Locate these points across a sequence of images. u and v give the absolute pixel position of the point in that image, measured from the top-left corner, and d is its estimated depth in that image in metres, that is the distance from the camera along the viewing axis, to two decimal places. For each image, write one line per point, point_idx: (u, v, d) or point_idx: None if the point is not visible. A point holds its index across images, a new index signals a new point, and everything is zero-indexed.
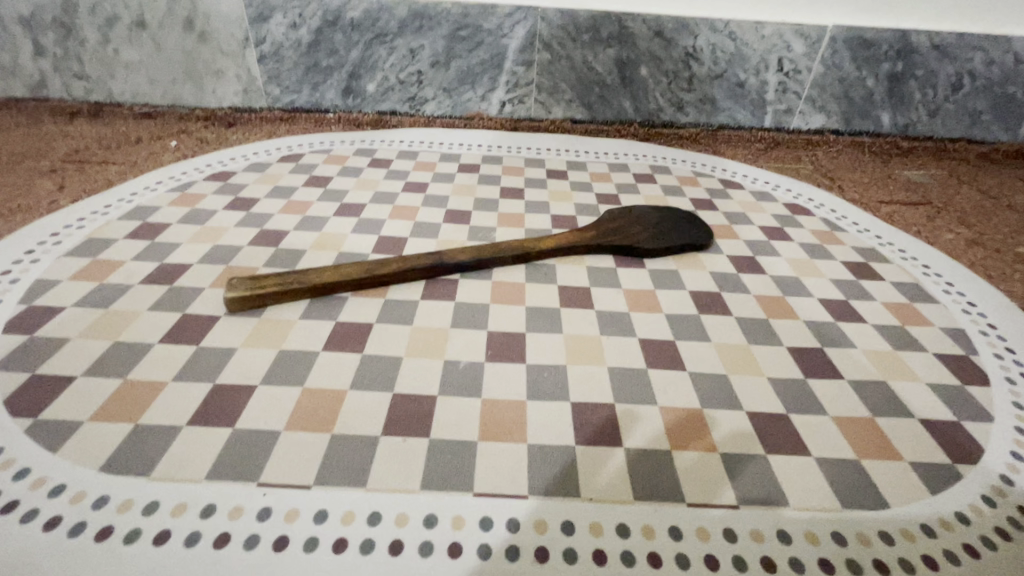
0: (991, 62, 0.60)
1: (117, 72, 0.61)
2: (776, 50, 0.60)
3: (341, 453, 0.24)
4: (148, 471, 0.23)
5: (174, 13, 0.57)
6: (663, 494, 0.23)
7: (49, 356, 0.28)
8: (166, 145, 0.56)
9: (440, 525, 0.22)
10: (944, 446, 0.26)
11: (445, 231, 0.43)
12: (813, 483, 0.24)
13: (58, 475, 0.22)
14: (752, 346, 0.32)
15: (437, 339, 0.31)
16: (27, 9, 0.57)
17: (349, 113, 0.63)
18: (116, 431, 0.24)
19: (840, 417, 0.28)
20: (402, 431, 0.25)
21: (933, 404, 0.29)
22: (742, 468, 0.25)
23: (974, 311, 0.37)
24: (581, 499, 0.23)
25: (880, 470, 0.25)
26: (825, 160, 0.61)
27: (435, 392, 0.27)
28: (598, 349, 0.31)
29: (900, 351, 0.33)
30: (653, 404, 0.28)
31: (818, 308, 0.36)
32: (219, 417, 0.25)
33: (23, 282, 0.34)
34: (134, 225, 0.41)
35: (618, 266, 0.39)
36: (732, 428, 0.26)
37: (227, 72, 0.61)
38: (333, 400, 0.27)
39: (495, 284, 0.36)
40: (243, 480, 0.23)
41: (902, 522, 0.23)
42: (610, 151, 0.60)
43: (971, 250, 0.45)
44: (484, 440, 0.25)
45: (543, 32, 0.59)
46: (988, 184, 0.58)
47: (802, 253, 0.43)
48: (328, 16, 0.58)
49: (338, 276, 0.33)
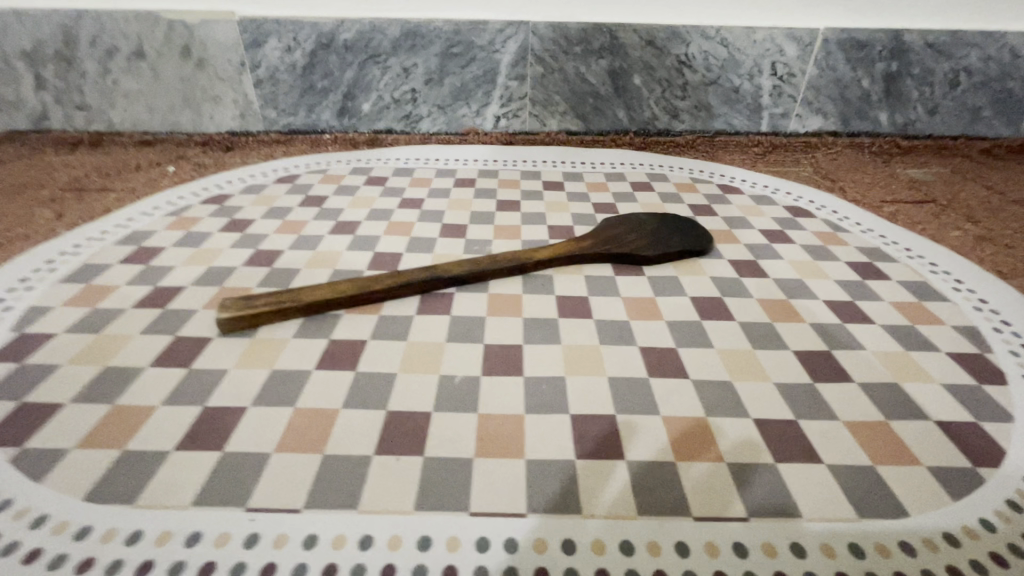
0: (987, 58, 0.59)
1: (116, 102, 0.62)
2: (769, 55, 0.59)
3: (333, 475, 0.23)
4: (134, 499, 0.22)
5: (171, 42, 0.58)
6: (669, 508, 0.22)
7: (38, 383, 0.28)
8: (164, 171, 0.57)
9: (435, 547, 0.21)
10: (964, 449, 0.25)
11: (441, 246, 0.43)
12: (827, 492, 0.23)
13: (41, 505, 0.22)
14: (757, 351, 0.31)
15: (432, 354, 0.30)
16: (29, 44, 0.58)
17: (345, 133, 0.63)
18: (102, 458, 0.24)
19: (852, 421, 0.27)
20: (396, 449, 0.24)
21: (949, 405, 0.28)
22: (751, 478, 0.23)
23: (986, 308, 0.36)
24: (582, 515, 0.22)
25: (897, 475, 0.24)
26: (824, 162, 0.61)
27: (430, 408, 0.27)
28: (598, 359, 0.30)
29: (912, 351, 0.31)
30: (655, 414, 0.27)
31: (824, 310, 0.35)
32: (208, 441, 0.25)
33: (16, 310, 0.33)
34: (129, 250, 0.41)
35: (616, 274, 0.39)
36: (738, 437, 0.25)
37: (224, 97, 0.62)
38: (326, 420, 0.26)
39: (491, 296, 0.36)
40: (230, 505, 0.22)
41: (923, 531, 0.22)
42: (606, 161, 0.59)
43: (979, 246, 0.44)
44: (482, 457, 0.24)
45: (534, 45, 0.59)
46: (992, 180, 0.57)
47: (804, 255, 0.42)
48: (322, 39, 0.59)
49: (330, 294, 0.33)
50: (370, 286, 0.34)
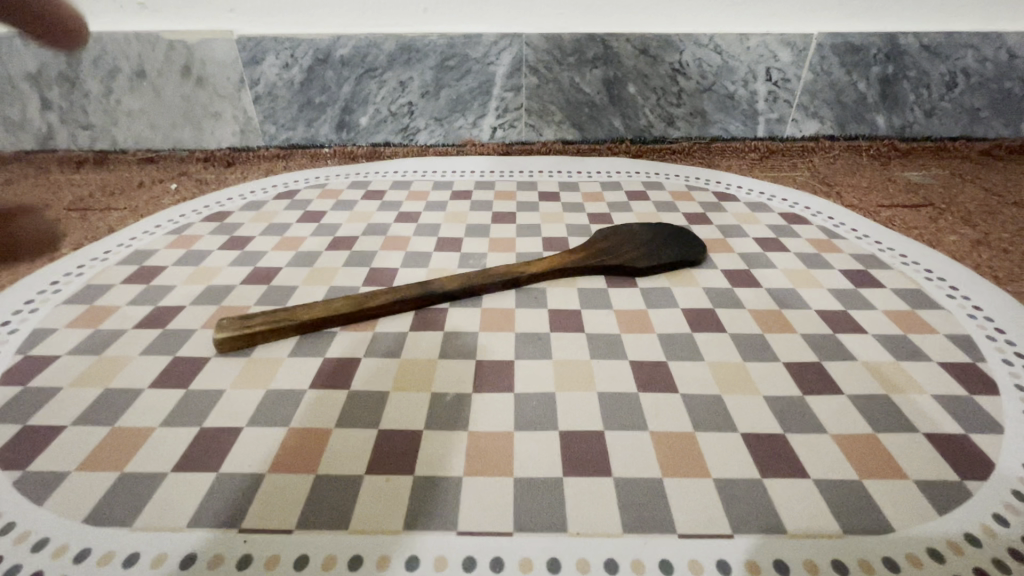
0: (984, 59, 0.59)
1: (120, 120, 0.63)
2: (763, 61, 0.60)
3: (325, 495, 0.24)
4: (131, 521, 0.23)
5: (172, 61, 0.60)
6: (654, 525, 0.23)
7: (41, 405, 0.28)
8: (167, 188, 0.58)
9: (422, 567, 0.21)
10: (952, 461, 0.25)
11: (436, 260, 0.43)
12: (812, 507, 0.23)
13: (42, 528, 0.22)
14: (747, 363, 0.31)
15: (425, 372, 0.31)
16: (34, 66, 0.60)
17: (344, 147, 0.64)
18: (101, 481, 0.24)
19: (840, 434, 0.27)
20: (387, 469, 0.25)
21: (939, 417, 0.28)
22: (736, 495, 0.24)
23: (980, 315, 0.36)
24: (569, 533, 0.22)
25: (883, 490, 0.24)
26: (821, 167, 0.61)
27: (422, 427, 0.27)
28: (588, 374, 0.31)
29: (903, 362, 0.32)
30: (643, 430, 0.27)
31: (816, 320, 0.35)
32: (203, 462, 0.25)
33: (21, 332, 0.34)
34: (131, 269, 0.42)
35: (609, 286, 0.39)
36: (725, 453, 0.26)
37: (225, 114, 0.63)
38: (319, 440, 0.26)
39: (485, 311, 0.36)
40: (224, 527, 0.22)
41: (907, 546, 0.22)
42: (602, 170, 0.60)
43: (976, 251, 0.44)
44: (471, 475, 0.25)
45: (528, 56, 0.59)
46: (991, 182, 0.57)
47: (798, 263, 0.42)
48: (319, 55, 0.59)
49: (324, 311, 0.33)
50: (363, 302, 0.34)
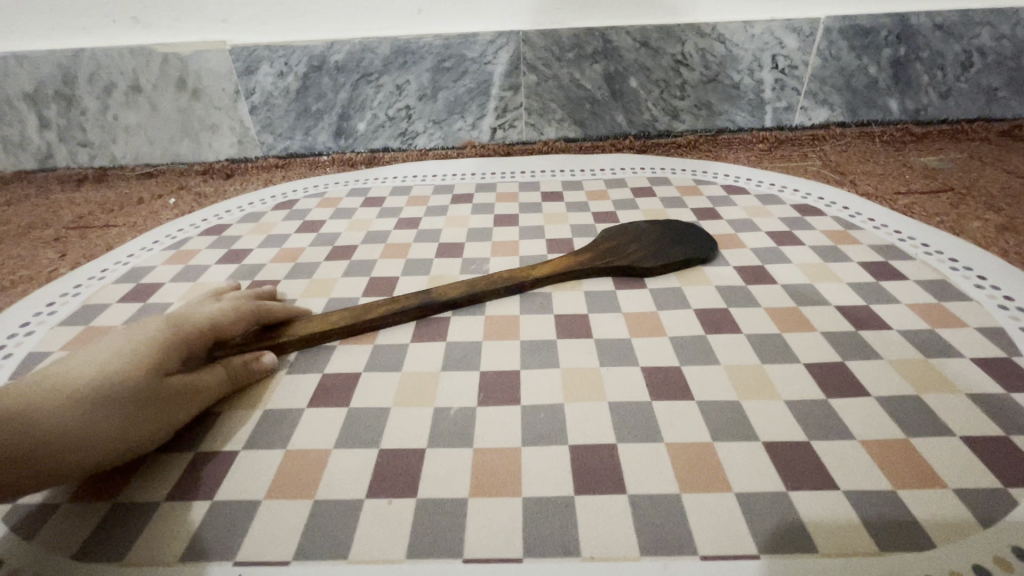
0: (1000, 36, 0.57)
1: (118, 136, 0.63)
2: (769, 48, 0.58)
3: (325, 522, 0.23)
4: (123, 555, 0.22)
5: (166, 75, 0.59)
6: (673, 547, 0.21)
7: None
8: (165, 204, 0.57)
9: None
10: (993, 467, 0.23)
11: (438, 267, 0.42)
12: (843, 523, 0.22)
13: (31, 565, 0.21)
14: (766, 365, 0.30)
15: (427, 385, 0.29)
16: (30, 86, 0.60)
17: (343, 154, 0.63)
18: (92, 513, 0.23)
19: (870, 440, 0.25)
20: (388, 491, 0.24)
21: (975, 418, 0.26)
22: (760, 511, 0.22)
23: (1012, 305, 0.34)
24: (581, 558, 0.21)
25: (920, 501, 0.22)
26: (833, 155, 0.59)
27: (424, 445, 0.26)
28: (598, 382, 0.29)
29: (933, 359, 0.30)
30: (657, 441, 0.25)
31: (836, 316, 0.34)
32: (199, 489, 0.24)
33: (16, 357, 0.34)
34: (128, 287, 0.41)
35: (616, 288, 0.37)
36: (746, 464, 0.24)
37: (221, 126, 0.62)
38: (318, 462, 0.25)
39: (488, 318, 0.35)
40: (219, 560, 0.21)
41: (950, 563, 0.20)
42: (606, 167, 0.58)
43: (1001, 237, 0.42)
44: (477, 496, 0.23)
45: (526, 54, 0.58)
46: (1013, 165, 0.55)
47: (814, 257, 0.40)
48: (313, 62, 0.58)
49: (321, 325, 0.32)
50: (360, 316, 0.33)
